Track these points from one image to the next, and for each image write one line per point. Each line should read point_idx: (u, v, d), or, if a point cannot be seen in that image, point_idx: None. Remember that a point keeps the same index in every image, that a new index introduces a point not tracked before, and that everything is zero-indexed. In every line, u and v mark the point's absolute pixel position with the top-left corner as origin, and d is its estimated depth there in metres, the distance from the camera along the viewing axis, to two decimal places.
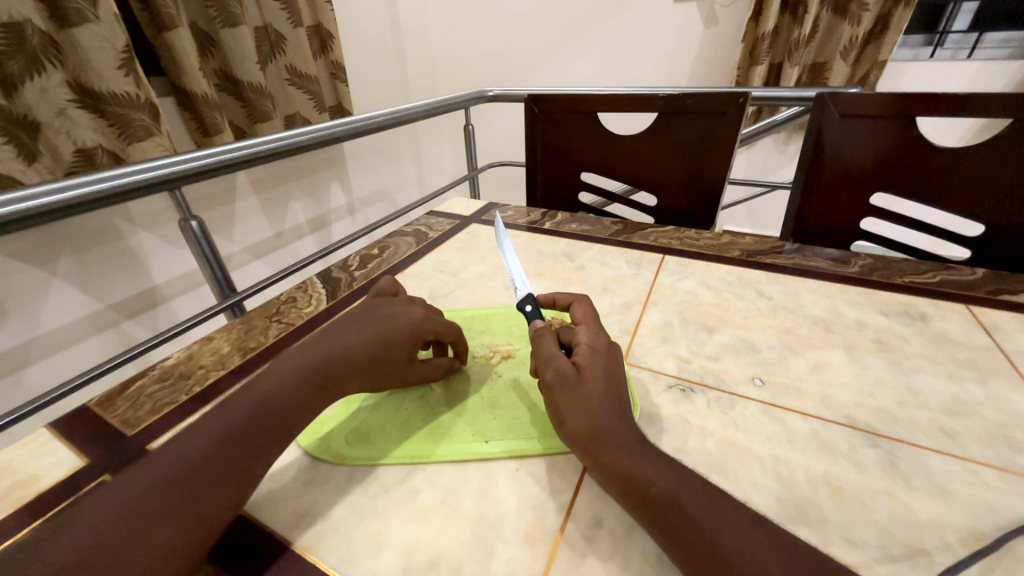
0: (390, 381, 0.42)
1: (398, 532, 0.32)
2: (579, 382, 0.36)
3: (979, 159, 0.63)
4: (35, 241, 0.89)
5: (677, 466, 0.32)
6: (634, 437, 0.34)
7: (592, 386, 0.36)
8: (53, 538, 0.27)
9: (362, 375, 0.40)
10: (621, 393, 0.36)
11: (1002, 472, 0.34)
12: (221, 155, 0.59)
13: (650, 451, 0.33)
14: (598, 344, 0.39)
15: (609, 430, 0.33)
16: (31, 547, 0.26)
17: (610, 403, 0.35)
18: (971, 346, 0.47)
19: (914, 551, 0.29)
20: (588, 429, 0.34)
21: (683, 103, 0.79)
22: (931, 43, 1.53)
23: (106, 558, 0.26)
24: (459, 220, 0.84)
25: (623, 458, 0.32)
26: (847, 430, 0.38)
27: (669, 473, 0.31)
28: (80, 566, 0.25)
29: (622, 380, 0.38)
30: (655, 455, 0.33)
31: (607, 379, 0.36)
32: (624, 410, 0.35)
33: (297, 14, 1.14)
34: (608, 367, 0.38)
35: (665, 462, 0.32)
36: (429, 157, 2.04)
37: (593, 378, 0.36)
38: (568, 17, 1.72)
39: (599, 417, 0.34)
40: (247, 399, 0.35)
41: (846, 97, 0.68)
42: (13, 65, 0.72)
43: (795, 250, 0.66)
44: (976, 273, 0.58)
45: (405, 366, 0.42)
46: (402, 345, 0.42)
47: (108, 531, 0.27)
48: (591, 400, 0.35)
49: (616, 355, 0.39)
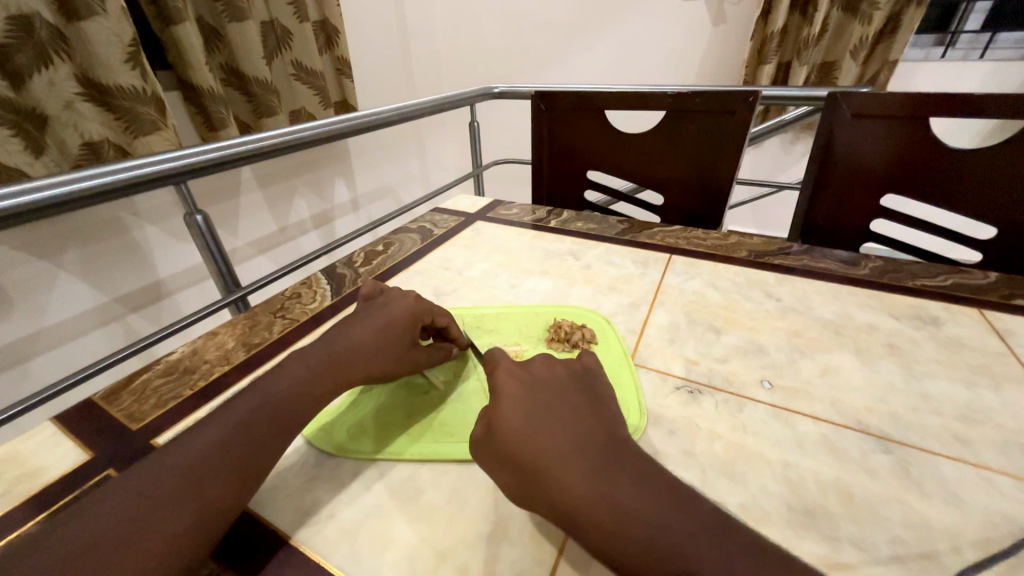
0: (403, 366, 0.43)
1: (404, 530, 0.32)
2: (501, 423, 0.31)
3: (993, 161, 0.62)
4: (41, 234, 0.89)
5: (652, 481, 0.28)
6: (591, 461, 0.29)
7: (515, 433, 0.31)
8: (68, 529, 0.27)
9: (375, 360, 0.42)
10: (559, 413, 0.32)
11: (1018, 481, 0.33)
12: (232, 148, 0.59)
13: (615, 471, 0.28)
14: (513, 382, 0.35)
15: (560, 462, 0.29)
16: (47, 536, 0.27)
17: (549, 432, 0.30)
18: (984, 351, 0.46)
19: (926, 558, 0.29)
20: (531, 470, 0.29)
21: (690, 102, 0.78)
22: (943, 43, 1.51)
23: (122, 553, 0.26)
24: (463, 217, 0.83)
25: (584, 490, 0.27)
26: (858, 435, 0.38)
27: (645, 496, 0.27)
28: (98, 559, 0.25)
29: (557, 399, 0.33)
30: (625, 477, 0.28)
31: (532, 413, 0.32)
32: (572, 431, 0.31)
33: (303, 9, 1.14)
34: (533, 393, 0.34)
35: (635, 481, 0.28)
36: (434, 154, 2.04)
37: (512, 413, 0.32)
38: (575, 14, 1.71)
39: (538, 464, 0.29)
40: (269, 397, 0.36)
41: (858, 96, 0.67)
42: (20, 58, 0.72)
43: (804, 251, 0.66)
44: (989, 277, 0.58)
45: (411, 348, 0.44)
46: (407, 327, 0.44)
47: (124, 525, 0.27)
48: (521, 440, 0.30)
49: (540, 376, 0.35)
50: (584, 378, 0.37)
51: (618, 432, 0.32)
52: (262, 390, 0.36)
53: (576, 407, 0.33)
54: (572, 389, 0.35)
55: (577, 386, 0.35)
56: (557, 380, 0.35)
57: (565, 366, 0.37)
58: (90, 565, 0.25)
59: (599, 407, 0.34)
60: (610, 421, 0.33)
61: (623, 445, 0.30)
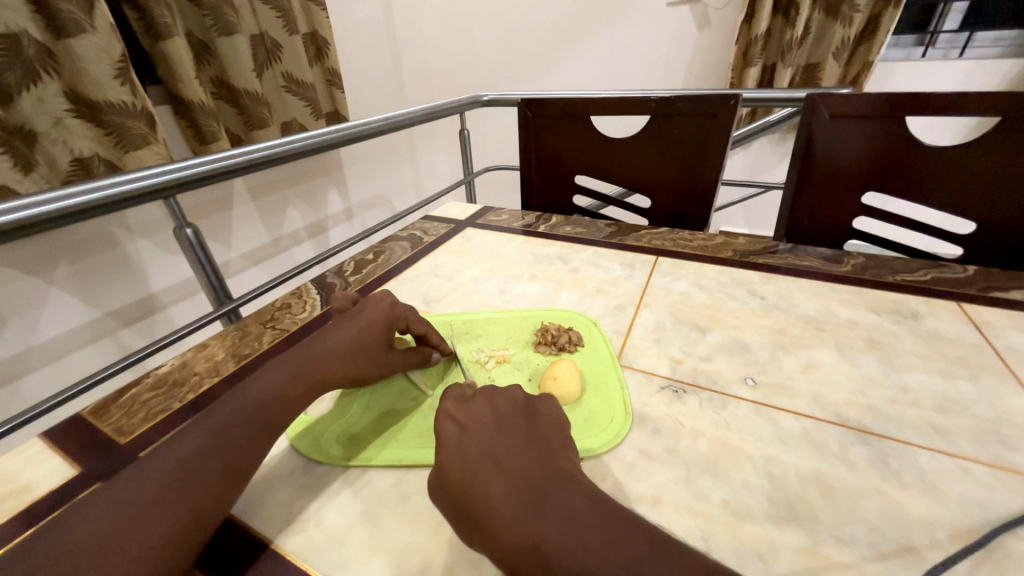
0: (381, 369, 0.44)
1: (391, 535, 0.32)
2: (443, 473, 0.32)
3: (969, 157, 0.63)
4: (32, 251, 0.89)
5: (585, 515, 0.27)
6: (526, 501, 0.28)
7: (456, 474, 0.31)
8: (56, 534, 0.28)
9: (354, 363, 0.42)
10: (498, 456, 0.32)
11: (993, 469, 0.34)
12: (219, 162, 0.59)
13: (549, 509, 0.28)
14: (464, 418, 0.35)
15: (495, 507, 0.28)
16: (35, 542, 0.27)
17: (485, 478, 0.30)
18: (962, 343, 0.47)
19: (902, 548, 0.30)
20: (471, 519, 0.29)
21: (674, 105, 0.79)
22: (923, 43, 1.54)
23: (107, 553, 0.26)
24: (453, 224, 0.84)
25: (517, 526, 0.27)
26: (839, 429, 0.38)
27: (577, 532, 0.26)
28: (84, 560, 0.26)
29: (497, 438, 0.33)
30: (561, 509, 0.27)
31: (477, 453, 0.32)
32: (508, 474, 0.30)
33: (292, 21, 1.15)
34: (475, 435, 0.34)
35: (568, 516, 0.27)
36: (426, 162, 2.06)
37: (450, 461, 0.32)
38: (562, 23, 1.74)
39: (478, 505, 0.29)
40: (249, 400, 0.37)
41: (836, 97, 0.69)
42: (9, 76, 0.72)
43: (789, 249, 0.67)
44: (968, 271, 0.59)
45: (387, 352, 0.45)
46: (381, 332, 0.45)
47: (109, 527, 0.28)
48: (460, 489, 0.30)
49: (481, 415, 0.35)
50: (530, 408, 0.36)
51: (557, 465, 0.31)
52: (247, 396, 0.37)
53: (516, 444, 0.33)
54: (515, 424, 0.35)
55: (519, 420, 0.35)
56: (499, 417, 0.35)
57: (510, 399, 0.37)
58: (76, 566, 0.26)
59: (540, 441, 0.33)
60: (553, 453, 0.32)
61: (560, 479, 0.30)
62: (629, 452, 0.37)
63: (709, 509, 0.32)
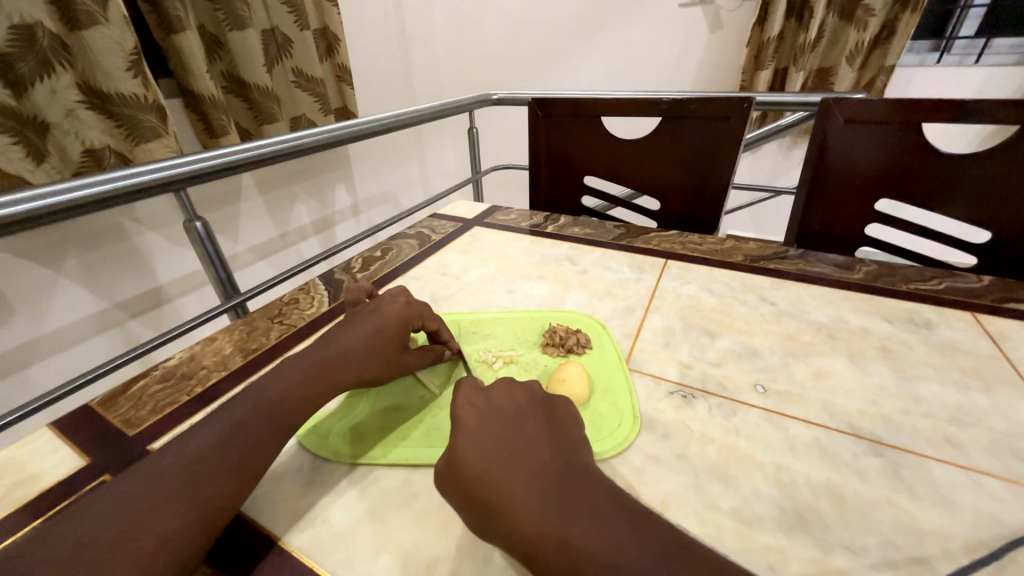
0: (393, 370, 0.44)
1: (396, 535, 0.32)
2: (459, 455, 0.31)
3: (986, 165, 0.62)
4: (44, 241, 0.90)
5: (611, 516, 0.27)
6: (547, 496, 0.28)
7: (473, 459, 0.30)
8: (69, 525, 0.28)
9: (367, 364, 0.42)
10: (518, 446, 0.31)
11: (1007, 482, 0.34)
12: (229, 156, 0.59)
13: (572, 507, 0.27)
14: (482, 405, 0.34)
15: (517, 498, 0.28)
16: (47, 535, 0.27)
17: (505, 468, 0.30)
18: (977, 354, 0.46)
19: (914, 560, 0.29)
20: (489, 507, 0.28)
21: (686, 108, 0.79)
22: (938, 48, 1.52)
23: (121, 548, 0.27)
24: (461, 223, 0.84)
25: (539, 519, 0.27)
26: (851, 439, 0.38)
27: (605, 533, 0.26)
28: (98, 554, 0.26)
29: (516, 429, 0.33)
30: (583, 508, 0.27)
31: (496, 441, 0.32)
32: (529, 466, 0.30)
33: (304, 17, 1.15)
34: (493, 423, 0.33)
35: (593, 515, 0.27)
36: (434, 159, 2.06)
37: (468, 446, 0.31)
38: (574, 23, 1.73)
39: (498, 493, 0.28)
40: (261, 399, 0.37)
41: (851, 102, 0.68)
42: (23, 67, 0.73)
43: (800, 255, 0.66)
44: (982, 281, 0.58)
45: (400, 353, 0.45)
46: (395, 332, 0.45)
47: (123, 521, 0.28)
48: (478, 474, 0.29)
49: (498, 404, 0.35)
50: (545, 403, 0.36)
51: (576, 463, 0.31)
52: (259, 394, 0.37)
53: (534, 438, 0.32)
54: (531, 417, 0.34)
55: (538, 415, 0.35)
56: (516, 410, 0.35)
57: (526, 391, 0.37)
58: (89, 559, 0.26)
59: (558, 437, 0.33)
60: (570, 451, 0.32)
61: (582, 478, 0.30)
62: (637, 458, 0.37)
63: (718, 517, 0.32)
